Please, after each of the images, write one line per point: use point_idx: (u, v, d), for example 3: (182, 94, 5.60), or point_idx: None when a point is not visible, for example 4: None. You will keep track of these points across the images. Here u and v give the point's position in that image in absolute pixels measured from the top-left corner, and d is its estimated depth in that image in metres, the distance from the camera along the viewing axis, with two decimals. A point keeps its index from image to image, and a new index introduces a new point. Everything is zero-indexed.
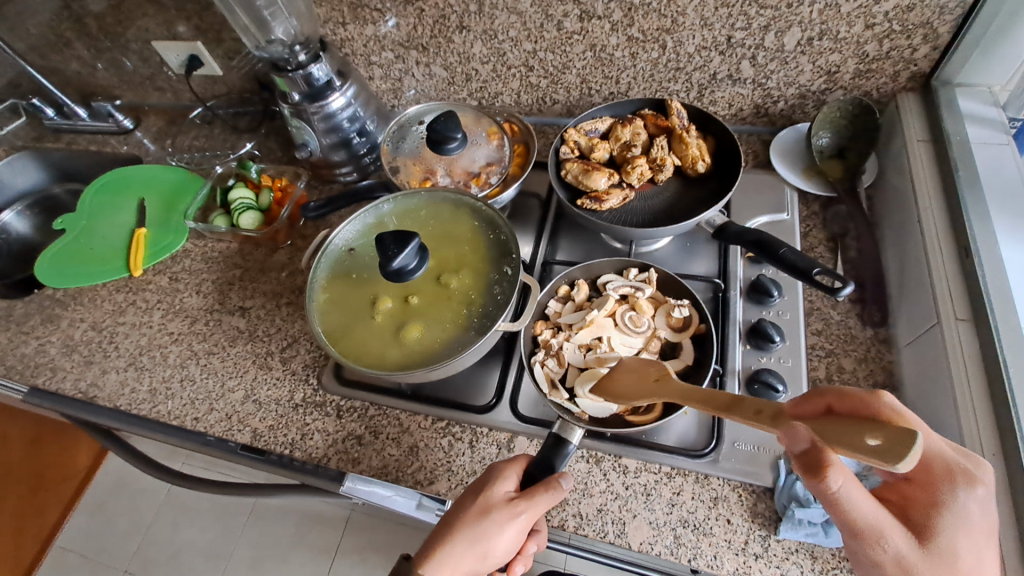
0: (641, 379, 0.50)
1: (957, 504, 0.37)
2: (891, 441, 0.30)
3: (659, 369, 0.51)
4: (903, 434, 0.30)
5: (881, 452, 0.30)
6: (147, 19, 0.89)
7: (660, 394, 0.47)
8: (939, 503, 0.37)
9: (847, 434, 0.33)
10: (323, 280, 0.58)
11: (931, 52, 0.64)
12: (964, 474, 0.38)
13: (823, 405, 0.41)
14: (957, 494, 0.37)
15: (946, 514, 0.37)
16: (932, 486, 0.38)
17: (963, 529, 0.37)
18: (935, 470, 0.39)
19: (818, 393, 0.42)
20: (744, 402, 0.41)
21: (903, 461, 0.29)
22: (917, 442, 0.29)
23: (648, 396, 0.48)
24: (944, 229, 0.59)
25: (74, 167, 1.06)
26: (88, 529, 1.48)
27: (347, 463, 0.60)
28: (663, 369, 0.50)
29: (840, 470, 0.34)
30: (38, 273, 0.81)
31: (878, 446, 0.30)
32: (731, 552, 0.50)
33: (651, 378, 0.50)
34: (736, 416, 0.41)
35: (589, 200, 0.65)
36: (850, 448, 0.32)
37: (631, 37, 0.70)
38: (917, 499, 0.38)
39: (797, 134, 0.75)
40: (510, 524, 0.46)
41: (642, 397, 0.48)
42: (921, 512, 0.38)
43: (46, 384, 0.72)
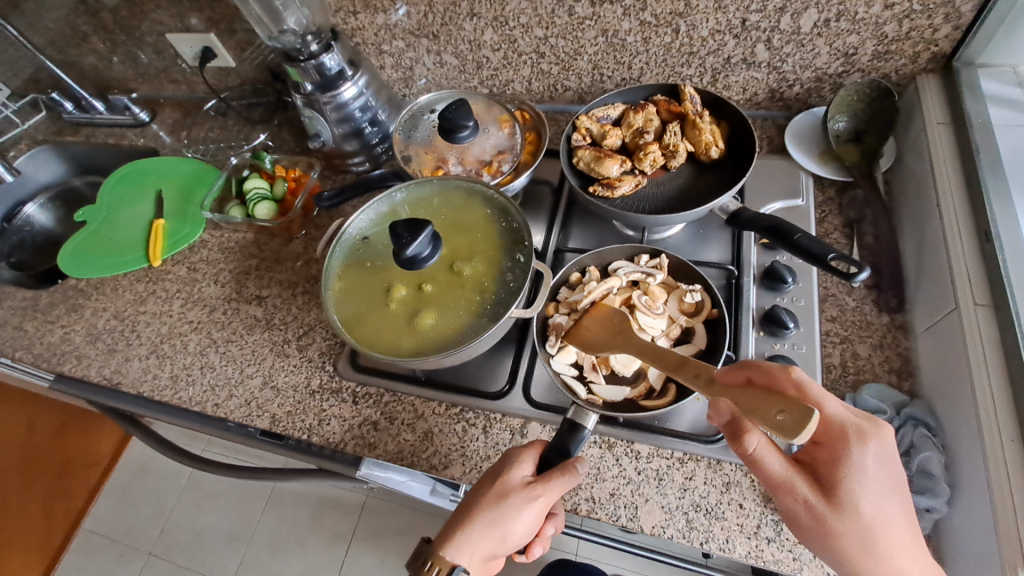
0: (606, 332, 0.55)
1: (856, 460, 0.40)
2: (795, 416, 0.35)
3: (620, 321, 0.55)
4: (807, 411, 0.35)
5: (786, 427, 0.35)
6: (160, 12, 0.89)
7: (620, 346, 0.52)
8: (841, 459, 0.41)
9: (759, 405, 0.38)
10: (338, 268, 0.59)
11: (952, 32, 0.62)
12: (857, 432, 0.41)
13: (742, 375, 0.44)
14: (852, 451, 0.40)
15: (847, 469, 0.40)
16: (837, 445, 0.41)
17: (863, 482, 0.40)
18: (832, 430, 0.42)
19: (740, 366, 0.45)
20: (687, 366, 0.46)
21: (800, 436, 0.34)
22: (813, 420, 0.34)
23: (615, 346, 0.53)
24: (965, 213, 0.58)
25: (93, 160, 1.08)
26: (112, 512, 1.53)
27: (363, 448, 0.61)
28: (626, 321, 0.55)
29: (755, 434, 0.42)
30: (62, 264, 0.83)
31: (786, 421, 0.35)
32: (743, 536, 0.51)
33: (616, 331, 0.54)
34: (681, 377, 0.46)
35: (601, 186, 0.65)
36: (764, 421, 0.37)
37: (644, 21, 0.69)
38: (822, 458, 0.42)
39: (813, 118, 0.74)
40: (528, 507, 0.47)
41: (607, 349, 0.53)
42: (827, 468, 0.41)
43: (71, 371, 0.74)
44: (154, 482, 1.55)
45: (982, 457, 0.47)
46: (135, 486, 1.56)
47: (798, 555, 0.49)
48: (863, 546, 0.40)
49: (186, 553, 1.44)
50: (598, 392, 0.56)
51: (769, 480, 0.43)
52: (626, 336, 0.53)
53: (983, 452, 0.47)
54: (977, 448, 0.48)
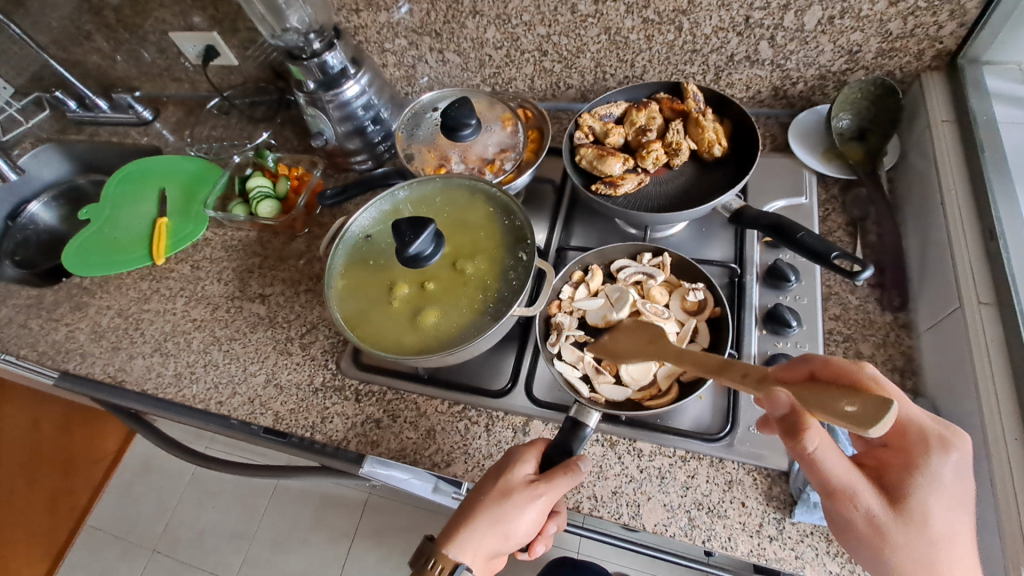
0: (636, 341, 0.53)
1: (931, 468, 0.40)
2: (867, 407, 0.32)
3: (653, 331, 0.53)
4: (883, 403, 0.31)
5: (859, 419, 0.31)
6: (163, 10, 0.89)
7: (651, 356, 0.51)
8: (914, 466, 0.40)
9: (827, 399, 0.35)
10: (340, 267, 0.59)
11: (957, 29, 0.62)
12: (938, 439, 0.41)
13: (806, 370, 0.43)
14: (931, 459, 0.40)
15: (921, 476, 0.40)
16: (915, 452, 0.41)
17: (935, 491, 0.40)
18: (910, 436, 0.42)
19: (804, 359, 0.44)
20: (733, 366, 0.43)
21: (876, 425, 0.30)
22: (892, 409, 0.30)
23: (645, 355, 0.51)
24: (969, 211, 0.58)
25: (96, 158, 1.08)
26: (115, 510, 1.53)
27: (366, 446, 0.61)
28: (660, 330, 0.52)
29: (817, 432, 0.38)
30: (66, 262, 0.83)
31: (856, 412, 0.32)
32: (745, 534, 0.51)
33: (646, 340, 0.52)
34: (726, 379, 0.43)
35: (604, 184, 0.65)
36: (832, 414, 0.34)
37: (647, 19, 0.69)
38: (893, 463, 0.41)
39: (816, 116, 0.74)
40: (530, 506, 0.48)
41: (637, 357, 0.52)
42: (898, 474, 0.41)
43: (76, 369, 0.74)
44: (157, 478, 1.56)
45: (986, 456, 0.47)
46: (139, 483, 1.56)
47: (800, 553, 0.49)
48: (924, 561, 0.38)
49: (189, 550, 1.45)
50: (601, 391, 0.56)
51: (824, 482, 0.39)
52: (659, 346, 0.51)
53: (987, 451, 0.47)
54: (981, 448, 0.47)
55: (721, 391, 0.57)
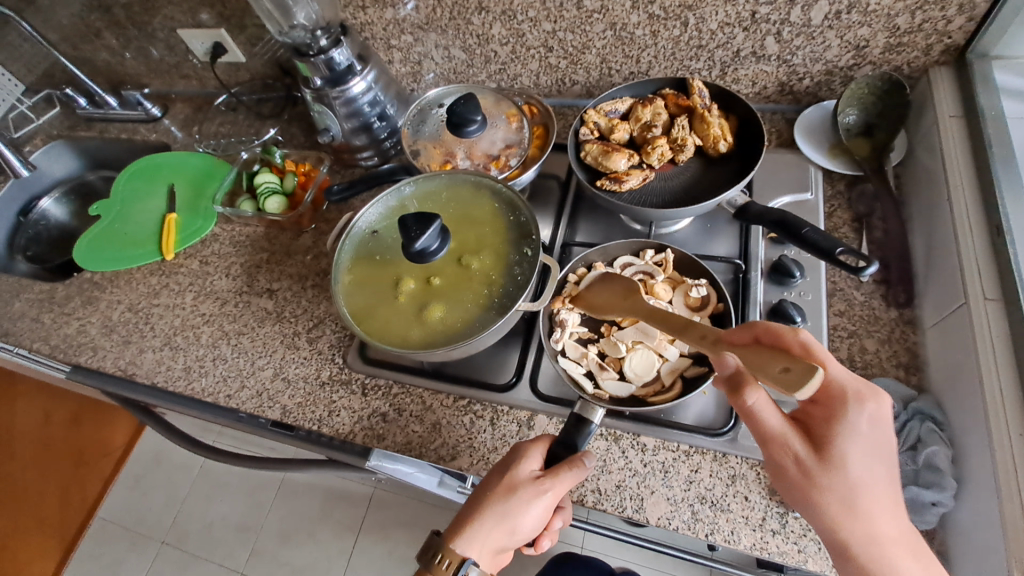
0: (611, 295, 0.57)
1: (851, 419, 0.41)
2: (799, 373, 0.36)
3: (630, 287, 0.56)
4: (810, 370, 0.36)
5: (790, 383, 0.36)
6: (172, 8, 0.90)
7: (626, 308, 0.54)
8: (836, 417, 0.42)
9: (766, 363, 0.39)
10: (347, 262, 0.60)
11: (966, 24, 0.61)
12: (857, 394, 0.42)
13: (750, 335, 0.45)
14: (849, 411, 0.42)
15: (842, 427, 0.41)
16: (833, 405, 0.42)
17: (855, 439, 0.41)
18: (832, 390, 0.43)
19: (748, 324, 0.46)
20: (693, 329, 0.47)
21: (803, 389, 0.35)
22: (816, 376, 0.35)
23: (620, 309, 0.55)
24: (976, 207, 0.58)
25: (106, 155, 1.09)
26: (126, 502, 1.56)
27: (372, 439, 0.62)
28: (634, 284, 0.56)
29: (757, 390, 0.43)
30: (77, 258, 0.84)
31: (789, 376, 0.37)
32: (748, 528, 0.51)
33: (620, 295, 0.56)
34: (684, 338, 0.47)
35: (609, 180, 0.65)
36: (768, 377, 0.38)
37: (653, 14, 0.69)
38: (817, 414, 0.43)
39: (823, 112, 0.74)
40: (536, 501, 0.48)
41: (612, 312, 0.55)
42: (820, 424, 0.42)
43: (87, 362, 0.75)
44: (166, 472, 1.58)
45: (989, 451, 0.47)
46: (149, 476, 1.58)
47: (803, 547, 0.49)
48: (845, 506, 0.41)
49: (197, 543, 1.46)
50: (605, 387, 0.56)
51: (763, 434, 0.43)
52: (635, 300, 0.54)
53: (991, 445, 0.47)
54: (986, 443, 0.47)
55: None
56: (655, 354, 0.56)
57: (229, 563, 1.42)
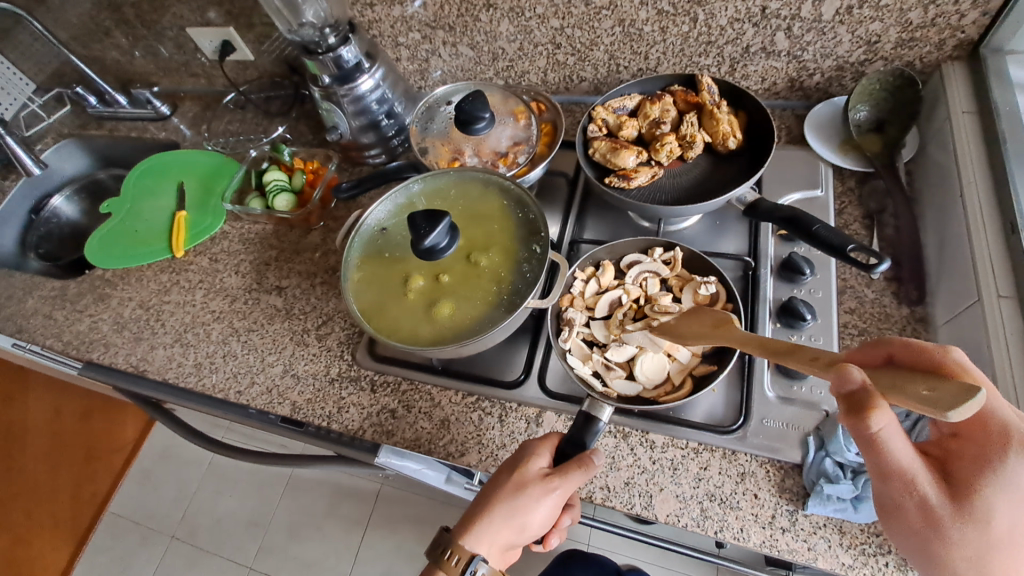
0: (699, 324, 0.51)
1: (1007, 467, 0.36)
2: (946, 393, 0.30)
3: (719, 316, 0.51)
4: (967, 391, 0.29)
5: (937, 402, 0.30)
6: (181, 6, 0.91)
7: (717, 341, 0.48)
8: (987, 462, 0.37)
9: (908, 386, 0.33)
10: (356, 259, 0.60)
11: (980, 18, 0.61)
12: (1020, 441, 0.37)
13: (883, 352, 0.41)
14: (1007, 459, 0.37)
15: (992, 474, 0.36)
16: (986, 448, 0.37)
17: (1005, 489, 0.36)
18: (989, 429, 0.38)
19: (880, 342, 0.42)
20: (803, 350, 0.41)
21: (955, 409, 0.28)
22: (977, 394, 0.28)
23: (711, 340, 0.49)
24: (990, 204, 0.57)
25: (116, 153, 1.10)
26: (137, 496, 1.58)
27: (381, 435, 0.63)
28: (727, 316, 0.50)
29: (886, 412, 0.33)
30: (89, 255, 0.85)
31: (933, 397, 0.30)
32: (757, 525, 0.51)
33: (709, 324, 0.51)
34: (794, 361, 0.41)
35: (617, 177, 0.64)
36: (909, 398, 0.32)
37: (662, 10, 0.69)
38: (963, 456, 0.38)
39: (833, 108, 0.73)
40: (545, 499, 0.48)
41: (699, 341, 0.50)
42: (967, 467, 0.37)
43: (99, 359, 0.76)
44: (175, 468, 1.59)
45: None
46: (158, 472, 1.60)
47: (813, 545, 0.49)
48: (975, 560, 0.36)
49: (206, 537, 1.48)
50: (613, 386, 0.56)
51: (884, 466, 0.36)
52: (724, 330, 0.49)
53: None
54: None
55: (734, 384, 0.57)
56: (665, 355, 0.56)
57: (237, 557, 1.43)
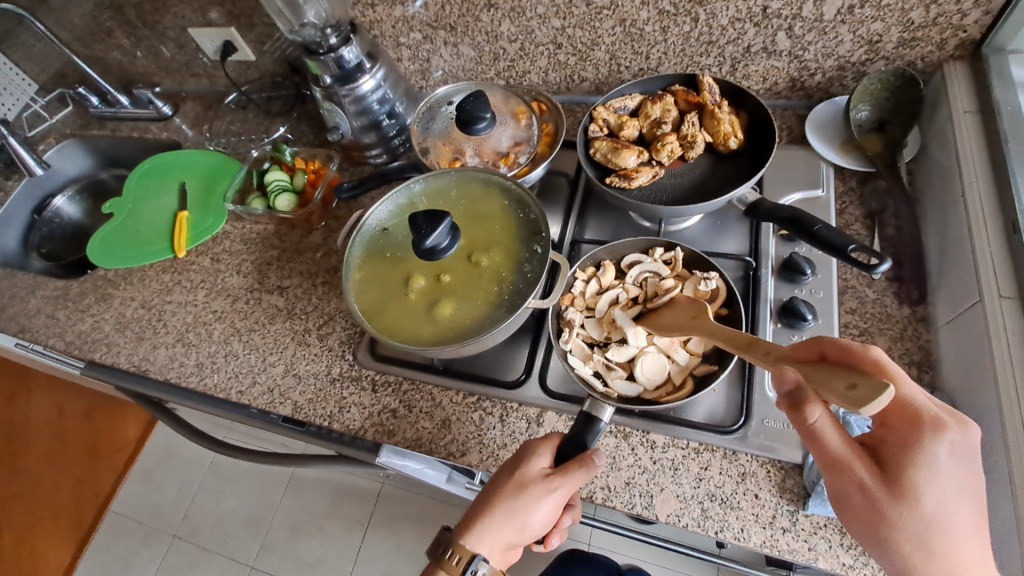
0: (679, 316, 0.54)
1: (929, 452, 0.40)
2: (863, 389, 0.33)
3: (699, 307, 0.54)
4: (879, 386, 0.33)
5: (852, 399, 0.33)
6: (182, 7, 0.91)
7: (692, 331, 0.51)
8: (913, 446, 0.40)
9: (831, 379, 0.36)
10: (358, 259, 0.60)
11: (982, 17, 0.61)
12: (932, 424, 0.40)
13: (815, 351, 0.43)
14: (926, 440, 0.40)
15: (917, 459, 0.40)
16: (908, 432, 0.41)
17: (931, 474, 0.39)
18: (910, 418, 0.41)
19: (814, 341, 0.44)
20: (759, 343, 0.44)
21: (865, 405, 0.32)
22: (885, 392, 0.32)
23: (683, 330, 0.52)
24: (991, 204, 0.57)
25: (118, 153, 1.10)
26: (139, 496, 1.58)
27: (382, 435, 0.63)
28: (705, 307, 0.53)
29: None
30: (91, 255, 0.85)
31: (851, 393, 0.34)
32: (758, 526, 0.51)
33: (689, 315, 0.54)
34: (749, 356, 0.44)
35: (618, 177, 0.65)
36: (830, 392, 0.35)
37: (663, 10, 0.69)
38: (887, 441, 0.41)
39: (834, 108, 0.73)
40: (546, 498, 0.48)
41: (677, 331, 0.53)
42: (894, 451, 0.41)
43: (102, 358, 0.76)
44: (177, 467, 1.59)
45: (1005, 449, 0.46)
46: (160, 471, 1.60)
47: (813, 545, 0.49)
48: (917, 544, 0.39)
49: (208, 536, 1.48)
50: (614, 387, 0.56)
51: (828, 455, 0.42)
52: (699, 321, 0.52)
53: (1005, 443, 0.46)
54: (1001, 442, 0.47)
55: (735, 384, 0.57)
56: (664, 354, 0.57)
57: (239, 556, 1.43)
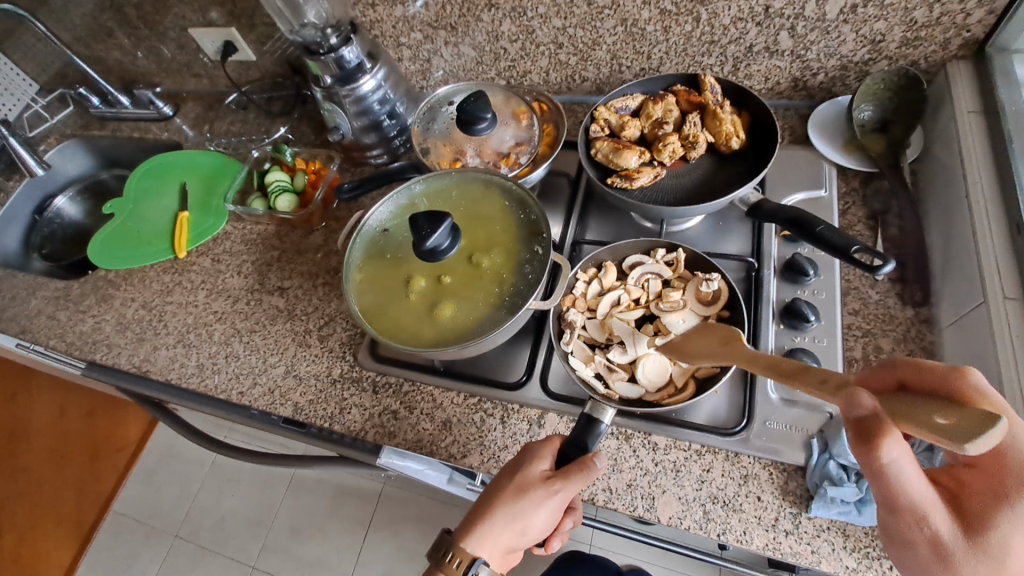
0: (708, 343, 0.50)
1: (1021, 504, 0.34)
2: (966, 423, 0.27)
3: (732, 333, 0.49)
4: (987, 419, 0.27)
5: (953, 435, 0.27)
6: (182, 7, 0.91)
7: (722, 358, 0.47)
8: (1002, 495, 0.34)
9: (920, 413, 0.30)
10: (359, 259, 0.60)
11: (986, 16, 0.60)
12: None
13: (893, 378, 0.37)
14: (1022, 495, 0.34)
15: (1009, 511, 0.33)
16: (997, 481, 0.35)
17: (1021, 526, 0.33)
18: (1001, 462, 0.35)
19: (891, 363, 0.38)
20: (811, 371, 0.38)
21: (974, 443, 0.26)
22: (999, 422, 0.26)
23: (718, 357, 0.48)
24: (995, 204, 0.57)
25: (119, 153, 1.10)
26: (140, 496, 1.58)
27: (383, 437, 0.63)
28: (736, 333, 0.49)
29: (898, 443, 0.31)
30: (92, 255, 0.85)
31: (949, 427, 0.27)
32: (760, 528, 0.51)
33: (721, 343, 0.49)
34: (802, 385, 0.38)
35: (620, 178, 0.64)
36: (922, 427, 0.29)
37: (665, 10, 0.68)
38: (974, 488, 0.35)
39: (837, 108, 0.73)
40: (546, 502, 0.48)
41: (707, 359, 0.49)
42: (976, 501, 0.35)
43: (102, 359, 0.76)
44: (178, 467, 1.59)
45: None
46: (161, 471, 1.60)
47: (816, 548, 0.49)
48: None
49: (209, 536, 1.48)
50: (615, 388, 0.56)
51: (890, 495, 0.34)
52: (731, 346, 0.48)
53: None
54: None
55: (737, 386, 0.57)
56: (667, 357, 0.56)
57: (241, 557, 1.44)
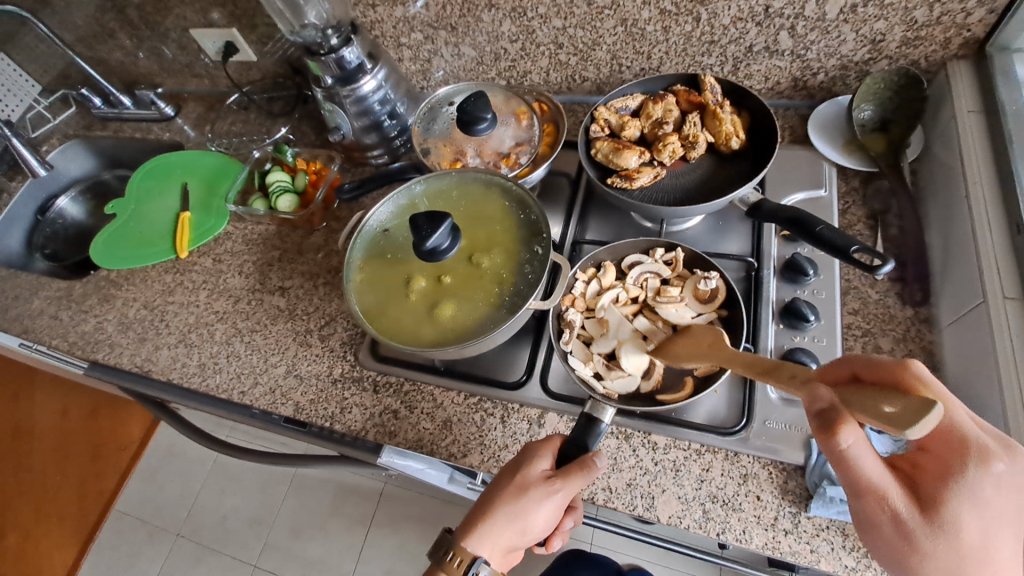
0: (696, 344, 0.53)
1: (970, 480, 0.35)
2: (907, 408, 0.30)
3: (715, 334, 0.52)
4: (925, 405, 0.30)
5: (895, 420, 0.30)
6: (184, 7, 0.91)
7: (710, 359, 0.50)
8: (952, 475, 0.35)
9: (871, 401, 0.33)
10: (359, 260, 0.60)
11: (986, 16, 0.60)
12: (978, 452, 0.35)
13: (847, 371, 0.39)
14: (969, 470, 0.35)
15: (957, 488, 0.35)
16: (950, 459, 0.36)
17: (972, 502, 0.35)
18: (949, 441, 0.36)
19: (847, 359, 0.40)
20: (782, 368, 0.42)
21: (913, 426, 0.29)
22: (933, 412, 0.29)
23: (704, 359, 0.50)
24: (995, 204, 0.57)
25: (121, 154, 1.11)
26: (143, 495, 1.59)
27: (384, 436, 0.63)
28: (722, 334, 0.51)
29: (855, 430, 0.34)
30: (94, 256, 0.85)
31: (893, 414, 0.31)
32: (760, 527, 0.51)
33: (705, 344, 0.52)
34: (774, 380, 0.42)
35: (619, 178, 0.65)
36: (872, 414, 0.32)
37: (665, 10, 0.68)
38: (927, 468, 0.36)
39: (837, 108, 0.73)
40: (546, 501, 0.48)
41: (693, 360, 0.51)
42: (930, 481, 0.36)
43: (105, 359, 0.77)
44: (181, 466, 1.60)
45: None
46: (163, 470, 1.61)
47: (816, 547, 0.49)
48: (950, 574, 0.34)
49: (211, 535, 1.48)
50: (614, 387, 0.56)
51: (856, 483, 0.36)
52: (715, 348, 0.50)
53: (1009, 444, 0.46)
54: None
55: (736, 385, 0.57)
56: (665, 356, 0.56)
57: (243, 556, 1.44)
